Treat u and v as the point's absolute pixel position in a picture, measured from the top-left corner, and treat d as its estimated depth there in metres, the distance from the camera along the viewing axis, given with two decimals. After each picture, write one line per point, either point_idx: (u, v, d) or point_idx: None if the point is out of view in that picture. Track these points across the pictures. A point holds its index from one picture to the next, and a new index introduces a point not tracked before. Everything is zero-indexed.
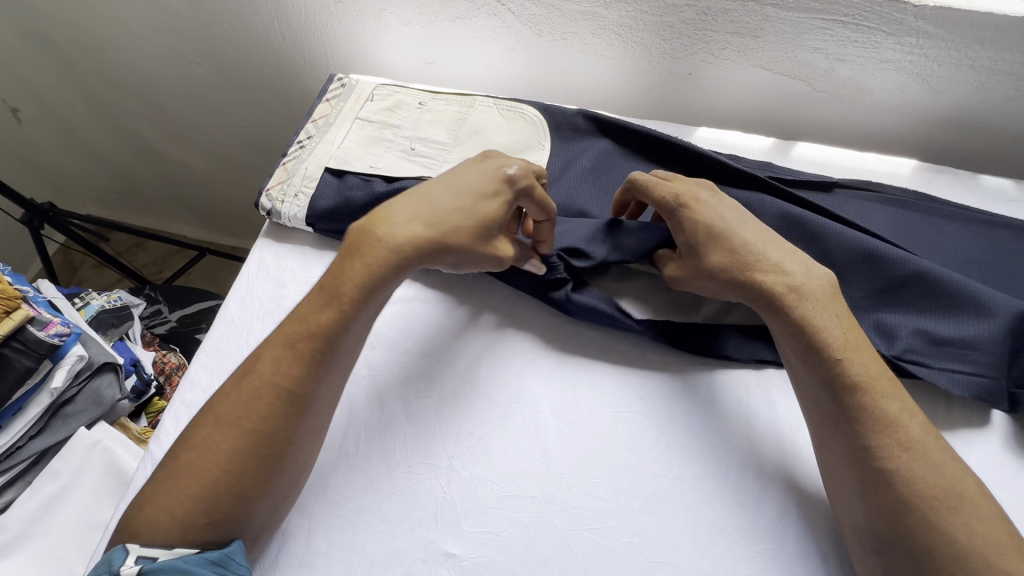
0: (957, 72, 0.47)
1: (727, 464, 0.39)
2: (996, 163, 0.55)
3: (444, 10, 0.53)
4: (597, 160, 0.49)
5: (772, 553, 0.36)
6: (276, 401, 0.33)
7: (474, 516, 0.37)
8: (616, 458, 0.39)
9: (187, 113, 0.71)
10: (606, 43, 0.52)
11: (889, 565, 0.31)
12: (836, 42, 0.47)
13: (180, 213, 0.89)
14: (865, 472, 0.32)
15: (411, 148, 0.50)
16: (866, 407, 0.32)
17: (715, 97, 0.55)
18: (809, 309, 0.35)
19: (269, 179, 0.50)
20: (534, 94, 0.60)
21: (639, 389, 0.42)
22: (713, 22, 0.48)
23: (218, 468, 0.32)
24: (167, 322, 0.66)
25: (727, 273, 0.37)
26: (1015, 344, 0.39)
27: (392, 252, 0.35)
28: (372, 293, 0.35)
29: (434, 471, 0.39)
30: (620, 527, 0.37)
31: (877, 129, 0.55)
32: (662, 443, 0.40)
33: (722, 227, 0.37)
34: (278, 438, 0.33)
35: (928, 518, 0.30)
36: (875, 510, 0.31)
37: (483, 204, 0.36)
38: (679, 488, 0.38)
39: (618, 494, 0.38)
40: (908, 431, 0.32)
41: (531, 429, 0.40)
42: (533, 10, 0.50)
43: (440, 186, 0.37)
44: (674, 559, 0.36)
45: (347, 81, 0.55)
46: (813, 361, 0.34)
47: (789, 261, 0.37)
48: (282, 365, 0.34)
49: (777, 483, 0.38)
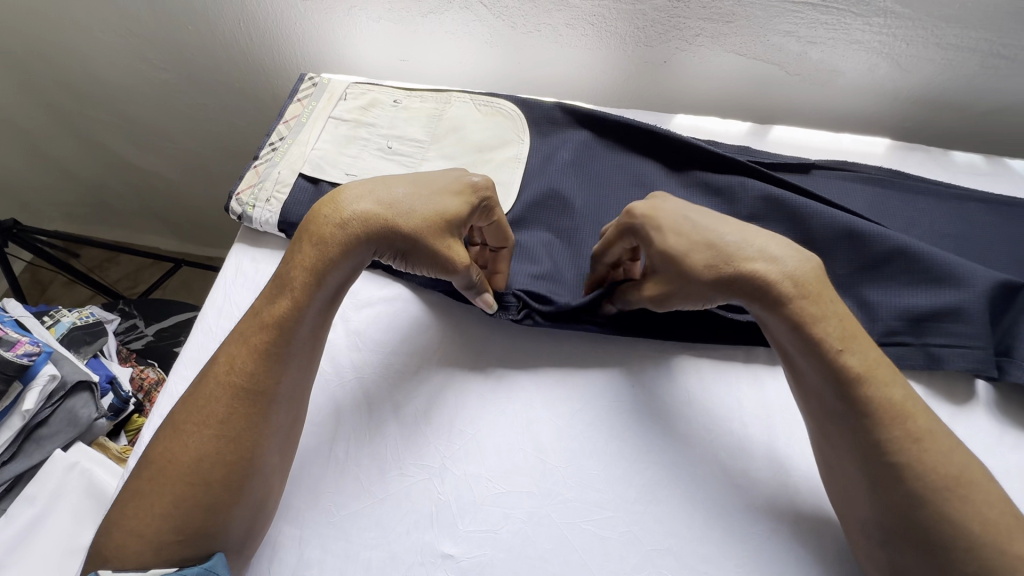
0: (925, 51, 0.46)
1: (738, 461, 0.35)
2: (966, 140, 0.53)
3: (414, 5, 0.50)
4: (578, 150, 0.46)
5: (770, 533, 0.33)
6: (236, 401, 0.30)
7: (470, 514, 0.33)
8: (611, 448, 0.35)
9: (156, 120, 0.70)
10: (579, 33, 0.50)
11: (899, 553, 0.29)
12: (807, 24, 0.45)
13: (155, 225, 0.88)
14: (874, 465, 0.29)
15: (388, 147, 0.45)
16: (873, 400, 0.29)
17: (689, 84, 0.53)
18: (802, 292, 0.30)
19: (238, 182, 0.43)
20: (511, 88, 0.58)
21: (632, 375, 0.38)
22: (685, 9, 0.46)
23: (181, 481, 0.29)
24: (144, 337, 0.66)
25: (710, 272, 0.32)
26: (994, 312, 0.37)
27: (340, 228, 0.32)
28: (323, 277, 0.32)
29: (427, 472, 0.35)
30: (619, 517, 0.33)
31: (850, 112, 0.53)
32: (657, 430, 0.36)
33: (688, 225, 0.33)
34: (241, 441, 0.30)
35: (946, 511, 0.27)
36: (885, 506, 0.28)
37: (440, 189, 0.34)
38: (675, 475, 0.35)
39: (615, 484, 0.34)
40: (914, 420, 0.29)
41: (523, 423, 0.36)
42: (505, 2, 0.48)
43: (395, 174, 0.35)
44: (674, 546, 0.32)
45: (319, 79, 0.49)
46: (812, 352, 0.30)
47: (776, 247, 0.32)
48: (234, 362, 0.31)
49: (771, 464, 0.35)
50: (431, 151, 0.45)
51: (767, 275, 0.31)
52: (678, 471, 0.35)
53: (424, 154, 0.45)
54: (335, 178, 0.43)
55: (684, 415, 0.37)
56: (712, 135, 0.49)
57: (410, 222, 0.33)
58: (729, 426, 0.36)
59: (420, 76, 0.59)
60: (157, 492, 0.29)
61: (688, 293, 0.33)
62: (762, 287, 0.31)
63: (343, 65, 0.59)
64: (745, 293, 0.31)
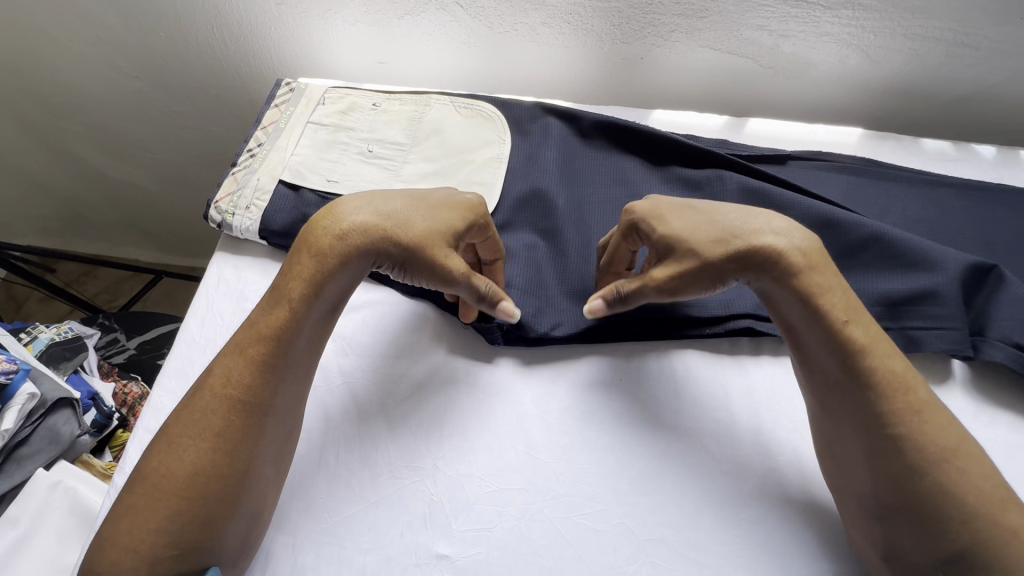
0: (892, 42, 0.47)
1: (728, 450, 0.36)
2: (936, 128, 0.55)
3: (391, 7, 0.50)
4: (559, 148, 0.46)
5: (759, 518, 0.34)
6: (233, 413, 0.30)
7: (464, 514, 0.33)
8: (601, 442, 0.36)
9: (131, 129, 0.68)
10: (557, 32, 0.50)
11: (895, 530, 0.29)
12: (777, 18, 0.46)
13: (133, 237, 0.86)
14: (875, 440, 0.29)
15: (369, 151, 0.45)
16: (877, 371, 0.30)
17: (666, 80, 0.54)
18: (807, 267, 0.31)
19: (217, 190, 0.43)
20: (491, 88, 0.58)
21: (620, 369, 0.38)
22: (659, 5, 0.47)
23: (177, 496, 0.28)
24: (126, 351, 0.64)
25: (717, 250, 0.32)
26: (966, 293, 0.38)
27: (339, 240, 0.32)
28: (321, 288, 0.32)
29: (419, 474, 0.35)
30: (611, 509, 0.33)
31: (823, 103, 0.54)
32: (646, 421, 0.36)
33: (696, 210, 0.35)
34: (238, 453, 0.29)
35: (944, 483, 0.27)
36: (883, 480, 0.29)
37: (434, 203, 0.35)
38: (665, 466, 0.35)
39: (606, 477, 0.35)
40: (914, 392, 0.30)
41: (514, 420, 0.36)
42: (482, 2, 0.48)
43: (389, 190, 0.35)
44: (667, 536, 0.33)
45: (296, 84, 0.49)
46: (818, 324, 0.31)
47: (781, 227, 0.33)
48: (231, 374, 0.31)
49: (757, 451, 0.36)
50: (413, 154, 0.45)
51: (774, 246, 0.32)
52: (669, 461, 0.35)
53: (405, 157, 0.45)
54: (315, 184, 0.42)
55: (673, 407, 0.37)
56: (690, 129, 0.50)
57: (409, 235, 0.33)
58: (718, 416, 0.37)
59: (399, 78, 0.59)
60: (156, 500, 0.28)
61: (698, 273, 0.33)
62: (769, 259, 0.32)
63: (320, 70, 0.59)
64: (749, 267, 0.32)
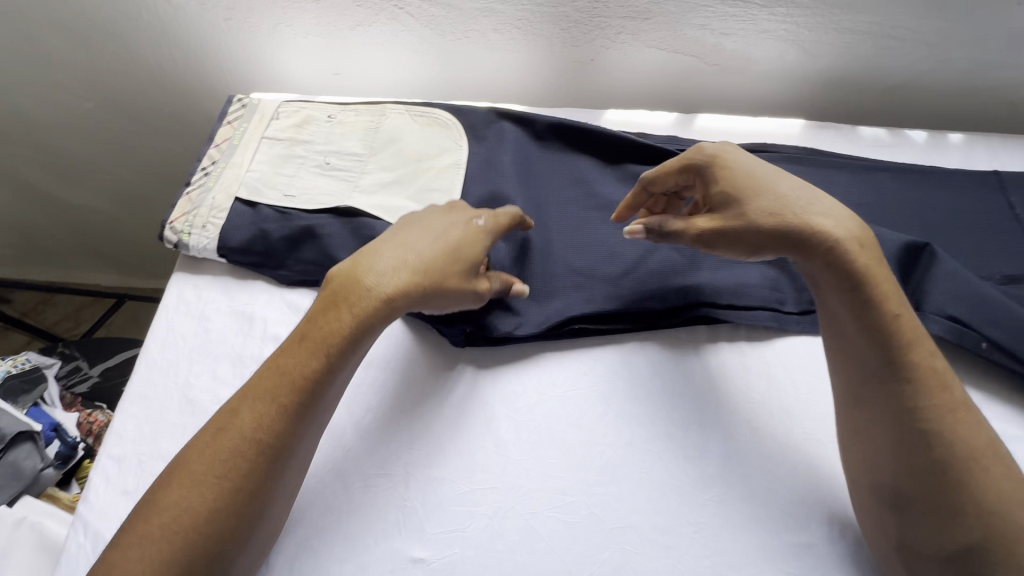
0: (825, 37, 0.49)
1: (689, 434, 0.37)
2: (874, 116, 0.58)
3: (341, 19, 0.51)
4: (516, 151, 0.47)
5: (722, 498, 0.35)
6: (259, 458, 0.29)
7: (437, 517, 0.34)
8: (568, 436, 0.37)
9: (82, 151, 0.67)
10: (508, 38, 0.51)
11: (906, 520, 0.30)
12: (718, 18, 0.48)
13: (91, 261, 0.84)
14: (907, 433, 0.30)
15: (326, 163, 0.45)
16: (917, 367, 0.30)
17: (618, 81, 0.55)
18: (866, 258, 0.32)
19: (171, 211, 0.42)
20: (447, 95, 0.58)
21: (585, 364, 0.40)
22: (605, 8, 0.48)
23: (191, 533, 0.27)
24: (89, 379, 0.63)
25: (768, 221, 0.33)
26: (902, 271, 0.41)
27: (383, 302, 0.32)
28: (360, 344, 0.32)
29: (391, 482, 0.35)
30: (580, 501, 0.34)
31: (768, 97, 0.56)
32: (611, 413, 0.38)
33: (759, 178, 0.35)
34: (260, 496, 0.29)
35: (968, 479, 0.28)
36: (908, 469, 0.30)
37: (468, 252, 0.36)
38: (631, 454, 0.36)
39: (575, 470, 0.35)
40: (951, 391, 0.30)
41: (484, 423, 0.37)
42: (432, 11, 0.49)
43: (427, 232, 0.35)
44: (635, 522, 0.34)
45: (249, 100, 0.48)
46: (868, 312, 0.31)
47: (838, 216, 0.33)
48: (262, 418, 0.30)
49: (718, 434, 0.37)
50: (370, 164, 0.45)
51: (834, 231, 0.32)
52: (636, 450, 0.36)
53: (363, 168, 0.45)
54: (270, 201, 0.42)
55: (635, 395, 0.38)
56: (642, 127, 0.51)
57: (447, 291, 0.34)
58: (680, 403, 0.38)
59: (353, 89, 0.59)
60: (169, 536, 0.27)
61: (740, 233, 0.34)
62: (827, 244, 0.32)
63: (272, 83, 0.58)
64: (804, 247, 0.32)
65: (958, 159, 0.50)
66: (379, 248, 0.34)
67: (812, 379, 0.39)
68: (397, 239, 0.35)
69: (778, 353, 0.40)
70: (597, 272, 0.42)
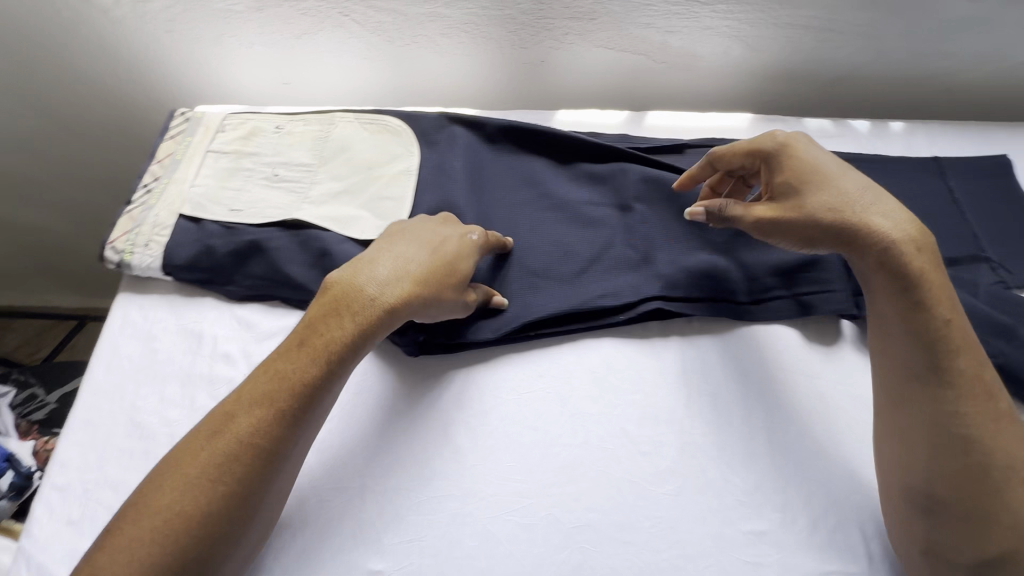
0: (767, 31, 0.50)
1: (645, 429, 0.37)
2: (823, 107, 0.59)
3: (287, 28, 0.50)
4: (467, 155, 0.46)
5: (677, 491, 0.35)
6: (255, 462, 0.29)
7: (395, 527, 0.34)
8: (524, 438, 0.37)
9: (26, 171, 0.65)
10: (457, 41, 0.51)
11: (936, 525, 0.31)
12: (661, 16, 0.49)
13: (48, 283, 0.81)
14: (945, 437, 0.31)
15: (275, 174, 0.44)
16: (964, 372, 0.31)
17: (570, 81, 0.56)
18: (921, 262, 0.33)
19: (112, 230, 0.41)
20: (400, 100, 0.58)
21: (538, 365, 0.40)
22: (551, 10, 0.48)
23: (186, 535, 0.27)
24: (46, 406, 0.61)
25: (830, 216, 0.34)
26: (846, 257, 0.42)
27: (382, 311, 0.33)
28: (359, 352, 0.33)
29: (347, 493, 0.35)
30: (538, 503, 0.35)
31: (718, 92, 0.57)
32: (567, 412, 0.38)
33: (824, 174, 0.35)
34: (256, 500, 0.29)
35: (1005, 489, 0.29)
36: (946, 473, 0.30)
37: (458, 262, 0.37)
38: (587, 453, 0.36)
39: (532, 471, 0.36)
40: (995, 402, 0.31)
41: (439, 430, 0.37)
42: (379, 18, 0.49)
43: (419, 242, 0.37)
44: (593, 520, 0.34)
45: (192, 113, 0.47)
46: (920, 311, 0.32)
47: (896, 217, 0.34)
48: (261, 422, 0.30)
49: (673, 428, 0.37)
50: (320, 174, 0.44)
51: (888, 231, 0.33)
52: (593, 447, 0.36)
53: (313, 178, 0.44)
54: (216, 217, 0.41)
55: (590, 393, 0.38)
56: (593, 127, 0.52)
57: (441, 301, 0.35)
58: (635, 399, 0.38)
59: (306, 97, 0.58)
60: (159, 538, 0.27)
61: (800, 223, 0.35)
62: (881, 244, 0.33)
63: (222, 93, 0.57)
64: (856, 245, 0.34)
65: (900, 146, 0.52)
66: (375, 256, 0.35)
67: (761, 368, 0.40)
68: (391, 248, 0.36)
69: (729, 344, 0.41)
70: (550, 271, 0.42)
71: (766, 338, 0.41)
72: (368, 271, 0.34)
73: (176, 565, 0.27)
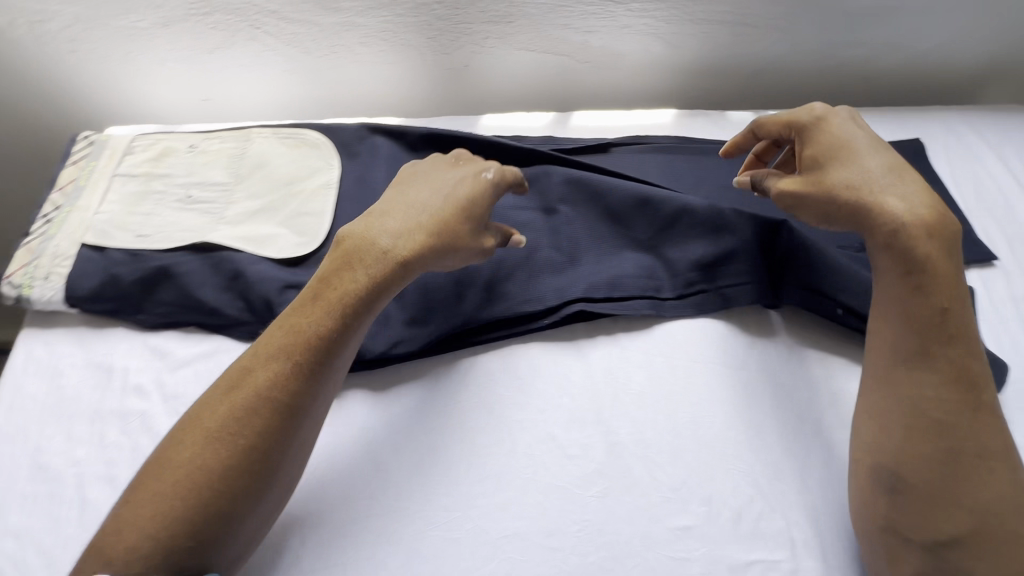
0: (685, 27, 0.61)
1: (570, 431, 0.40)
2: (732, 96, 0.69)
3: (198, 43, 0.61)
4: (385, 164, 0.50)
5: (602, 493, 0.38)
6: (273, 414, 0.35)
7: (343, 543, 0.37)
8: (438, 454, 0.40)
9: None
10: (376, 48, 0.62)
11: (902, 505, 0.34)
12: (579, 17, 0.59)
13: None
14: (920, 419, 0.35)
15: (187, 196, 0.49)
16: (953, 356, 0.35)
17: (495, 80, 0.66)
18: (927, 248, 0.36)
19: (10, 264, 0.45)
20: (321, 109, 0.69)
21: (441, 382, 0.43)
22: (466, 15, 0.59)
23: (208, 485, 0.32)
24: None
25: (846, 192, 0.38)
26: (765, 247, 0.45)
27: (389, 266, 0.38)
28: (371, 308, 0.38)
29: (286, 518, 0.38)
30: (467, 515, 0.37)
31: (648, 87, 0.67)
32: (473, 427, 0.40)
33: (848, 149, 0.39)
34: (275, 454, 0.35)
35: (976, 479, 0.33)
36: (921, 454, 0.34)
37: (473, 207, 0.40)
38: (509, 464, 0.39)
39: (458, 486, 0.38)
40: (980, 393, 0.35)
41: (360, 450, 0.40)
42: (292, 29, 0.60)
43: (432, 191, 0.41)
44: (520, 529, 0.37)
45: (95, 137, 0.52)
46: (919, 292, 0.36)
47: (914, 198, 0.37)
48: (278, 375, 0.35)
49: (596, 432, 0.40)
50: (237, 193, 0.49)
51: (900, 213, 0.36)
52: (523, 455, 0.39)
53: (229, 198, 0.48)
54: (127, 243, 0.46)
55: (529, 390, 0.42)
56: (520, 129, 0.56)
57: (456, 244, 0.39)
58: (562, 405, 0.41)
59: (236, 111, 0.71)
60: (182, 491, 0.32)
61: (817, 199, 0.39)
62: (891, 225, 0.36)
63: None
64: (868, 225, 0.37)
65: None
66: (395, 200, 0.41)
67: (684, 367, 0.43)
68: (406, 195, 0.41)
69: (655, 345, 0.44)
70: (485, 286, 0.44)
71: (691, 339, 0.44)
72: (385, 217, 0.40)
73: (197, 515, 0.32)
